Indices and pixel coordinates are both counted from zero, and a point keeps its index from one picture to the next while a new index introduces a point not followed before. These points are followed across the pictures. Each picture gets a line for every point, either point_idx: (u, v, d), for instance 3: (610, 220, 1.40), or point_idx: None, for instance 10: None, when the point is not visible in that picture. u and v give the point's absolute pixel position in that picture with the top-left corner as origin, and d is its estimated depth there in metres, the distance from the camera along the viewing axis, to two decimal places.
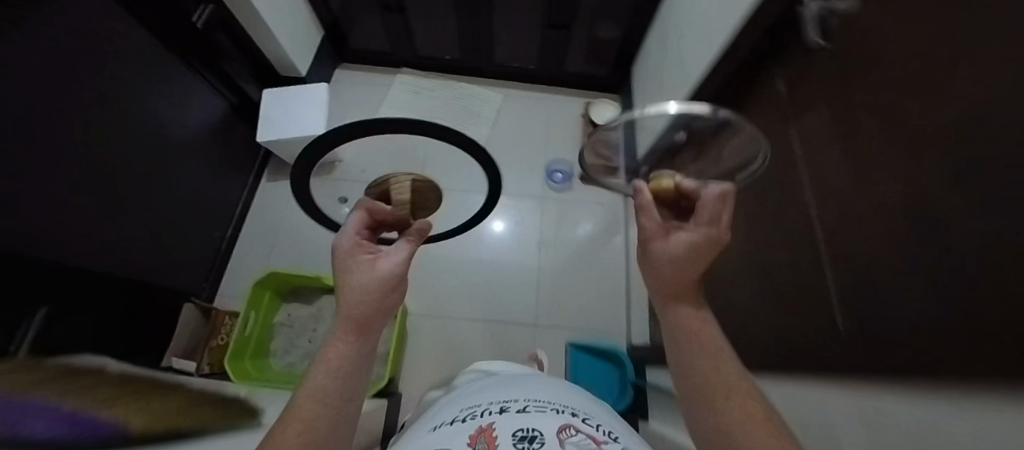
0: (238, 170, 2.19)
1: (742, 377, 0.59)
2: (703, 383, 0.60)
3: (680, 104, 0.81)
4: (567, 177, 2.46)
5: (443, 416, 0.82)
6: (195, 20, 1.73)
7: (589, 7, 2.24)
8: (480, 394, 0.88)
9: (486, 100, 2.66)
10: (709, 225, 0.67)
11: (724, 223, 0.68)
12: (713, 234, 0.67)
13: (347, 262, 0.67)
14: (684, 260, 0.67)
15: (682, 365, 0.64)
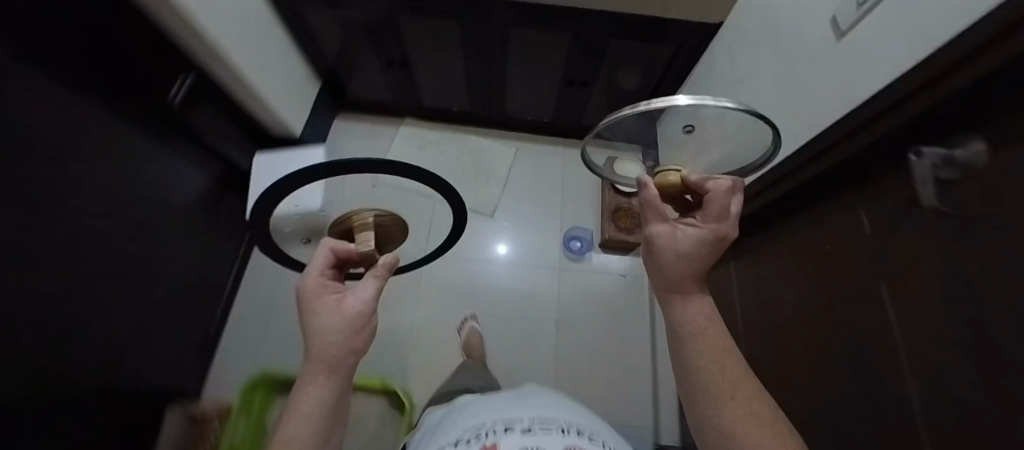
0: (227, 240, 2.26)
1: (748, 381, 0.76)
2: (712, 388, 0.75)
3: (691, 98, 0.75)
4: (583, 247, 2.52)
5: (447, 435, 0.90)
6: (171, 96, 1.68)
7: (612, 54, 2.26)
8: (483, 411, 0.95)
9: (499, 157, 2.87)
10: (714, 217, 0.78)
11: (733, 216, 0.79)
12: (721, 226, 0.78)
13: (313, 303, 0.74)
14: (693, 252, 0.79)
15: (690, 364, 0.79)
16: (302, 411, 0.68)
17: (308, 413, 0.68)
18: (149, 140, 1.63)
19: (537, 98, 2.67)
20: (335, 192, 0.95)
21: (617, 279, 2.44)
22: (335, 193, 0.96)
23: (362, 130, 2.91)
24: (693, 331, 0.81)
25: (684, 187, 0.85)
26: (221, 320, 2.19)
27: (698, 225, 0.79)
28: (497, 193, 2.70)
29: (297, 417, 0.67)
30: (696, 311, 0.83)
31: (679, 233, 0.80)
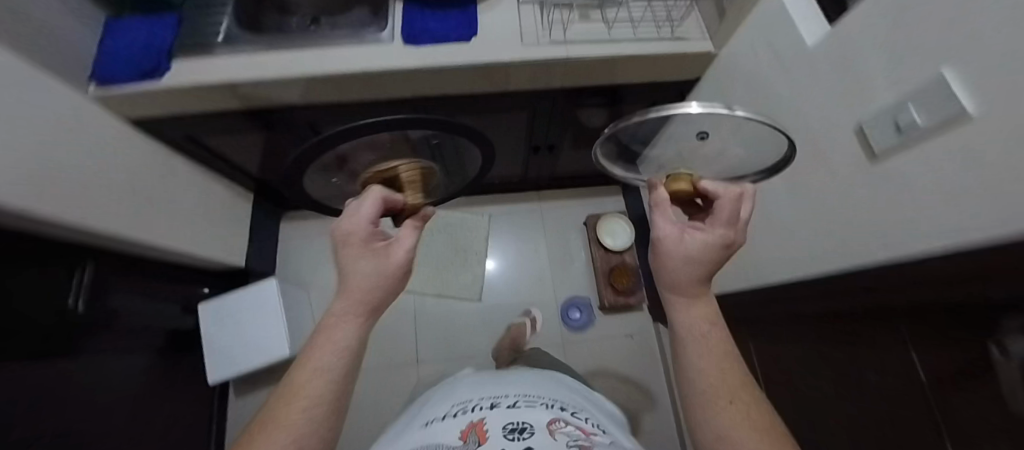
0: (200, 400, 2.30)
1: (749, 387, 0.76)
2: (707, 388, 0.75)
3: (703, 106, 0.78)
4: (584, 315, 2.56)
5: (440, 405, 0.93)
6: (72, 303, 1.57)
7: (590, 101, 1.99)
8: (476, 386, 0.98)
9: (474, 228, 2.77)
10: (724, 224, 0.79)
11: (741, 223, 0.80)
12: (730, 232, 0.79)
13: (365, 248, 0.82)
14: (702, 259, 0.78)
15: (689, 357, 0.79)
16: (325, 348, 0.77)
17: (335, 346, 0.78)
18: (69, 369, 1.55)
19: (502, 167, 2.56)
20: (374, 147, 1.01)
21: (623, 338, 2.51)
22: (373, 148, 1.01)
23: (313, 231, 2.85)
24: (695, 329, 0.81)
25: (696, 193, 0.90)
26: (218, 416, 2.37)
27: (707, 231, 0.80)
28: (480, 273, 2.68)
29: (319, 354, 0.77)
30: (699, 313, 0.82)
31: (689, 238, 0.79)
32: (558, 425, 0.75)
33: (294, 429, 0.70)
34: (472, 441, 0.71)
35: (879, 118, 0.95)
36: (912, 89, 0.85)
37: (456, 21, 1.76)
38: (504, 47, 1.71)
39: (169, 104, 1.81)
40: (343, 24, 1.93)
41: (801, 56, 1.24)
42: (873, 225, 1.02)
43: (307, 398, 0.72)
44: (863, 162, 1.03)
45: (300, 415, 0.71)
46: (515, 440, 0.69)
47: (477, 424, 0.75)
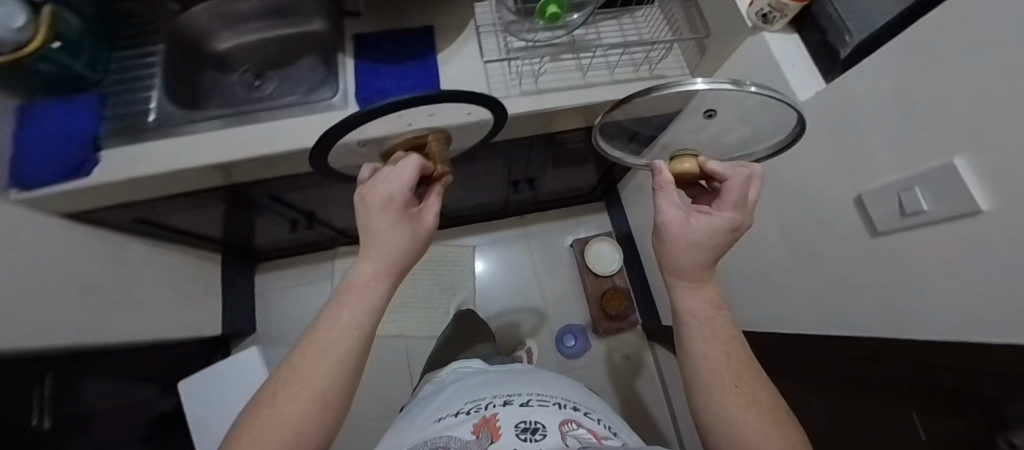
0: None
1: (750, 369, 0.72)
2: (710, 371, 0.71)
3: (708, 82, 0.70)
4: (579, 344, 2.37)
5: (451, 402, 0.90)
6: (38, 421, 1.19)
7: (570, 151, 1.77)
8: (487, 385, 0.95)
9: (453, 263, 2.51)
10: (726, 209, 0.73)
11: (748, 204, 0.74)
12: (739, 215, 0.73)
13: (405, 215, 0.68)
14: (703, 244, 0.72)
15: (694, 343, 0.75)
16: (351, 302, 0.65)
17: (361, 305, 0.65)
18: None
19: (475, 201, 2.22)
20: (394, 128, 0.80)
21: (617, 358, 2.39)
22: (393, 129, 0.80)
23: (277, 283, 2.49)
24: (700, 311, 0.76)
25: (701, 175, 0.81)
26: None
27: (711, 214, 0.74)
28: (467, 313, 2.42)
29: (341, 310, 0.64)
30: (704, 295, 0.77)
31: (690, 221, 0.73)
32: (568, 428, 0.71)
33: (310, 401, 0.57)
34: (485, 434, 0.70)
35: (884, 193, 0.79)
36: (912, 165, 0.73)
37: (420, 76, 1.33)
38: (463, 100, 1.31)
39: (91, 199, 1.33)
40: (273, 94, 1.53)
41: None
42: (876, 285, 0.89)
43: (330, 364, 0.60)
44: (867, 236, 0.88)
45: (318, 386, 0.58)
46: (526, 438, 0.67)
47: (488, 419, 0.74)
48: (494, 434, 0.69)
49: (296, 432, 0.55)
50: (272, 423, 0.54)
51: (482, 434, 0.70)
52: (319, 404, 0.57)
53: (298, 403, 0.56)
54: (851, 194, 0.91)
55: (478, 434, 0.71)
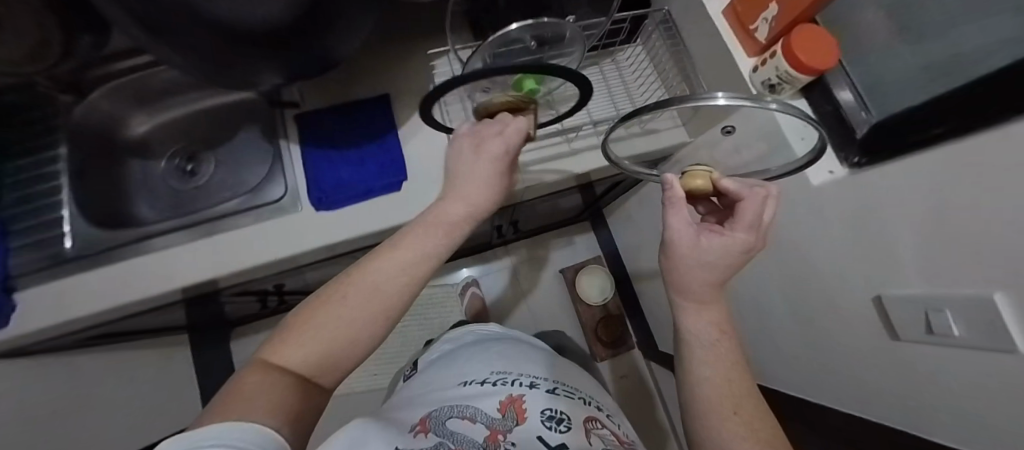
0: None
1: None
2: None
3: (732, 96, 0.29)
4: None
5: (470, 367, 0.59)
6: None
7: (574, 188, 0.71)
8: (521, 363, 0.60)
9: None
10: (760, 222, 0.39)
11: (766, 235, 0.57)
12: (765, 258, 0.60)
13: (478, 157, 0.40)
14: (718, 266, 0.40)
15: None
16: (478, 169, 0.40)
17: (490, 190, 0.41)
18: None
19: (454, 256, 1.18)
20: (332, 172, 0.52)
21: None
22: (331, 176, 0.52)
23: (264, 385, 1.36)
24: (702, 335, 0.42)
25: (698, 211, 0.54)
26: None
27: (726, 232, 0.40)
28: None
29: (469, 180, 0.40)
30: (709, 308, 0.43)
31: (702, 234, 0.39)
32: (594, 424, 0.49)
33: (374, 308, 0.33)
34: (511, 422, 0.45)
35: (936, 343, 0.38)
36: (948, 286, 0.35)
37: (393, 160, 0.53)
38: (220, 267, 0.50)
39: (35, 341, 0.52)
40: (165, 180, 0.61)
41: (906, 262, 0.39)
42: (848, 386, 0.55)
43: (410, 259, 0.36)
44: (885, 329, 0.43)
45: (393, 294, 0.34)
46: (554, 431, 0.44)
47: (518, 400, 0.48)
48: (523, 422, 0.45)
49: (344, 348, 0.32)
50: (334, 317, 0.32)
51: (509, 416, 0.45)
52: (373, 322, 0.33)
53: (367, 311, 0.33)
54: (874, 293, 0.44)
55: (502, 414, 0.46)
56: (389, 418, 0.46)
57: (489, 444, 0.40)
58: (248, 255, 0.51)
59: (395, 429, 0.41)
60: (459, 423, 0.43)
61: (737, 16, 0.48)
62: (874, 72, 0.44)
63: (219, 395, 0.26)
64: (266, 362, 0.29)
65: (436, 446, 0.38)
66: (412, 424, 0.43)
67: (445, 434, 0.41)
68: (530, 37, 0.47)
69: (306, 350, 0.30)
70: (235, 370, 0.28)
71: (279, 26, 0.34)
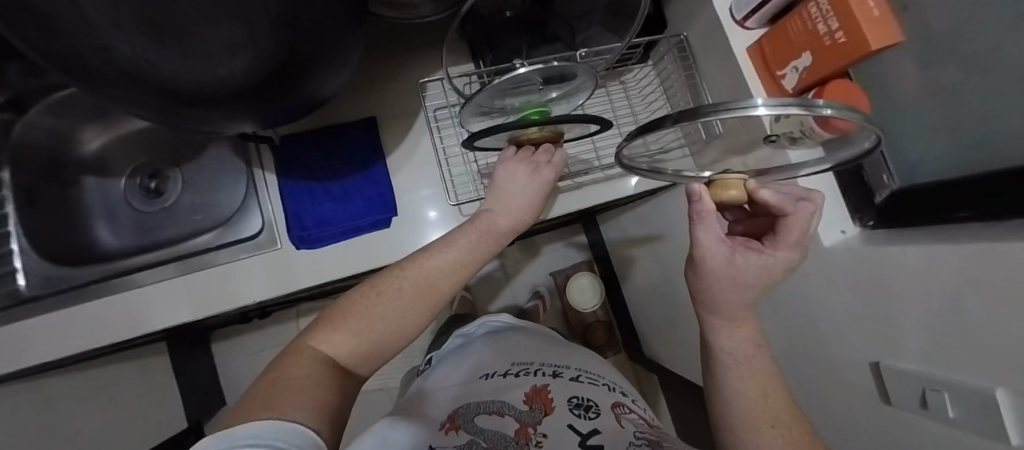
0: None
1: None
2: None
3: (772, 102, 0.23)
4: None
5: (487, 359, 0.54)
6: None
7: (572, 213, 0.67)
8: (541, 352, 0.55)
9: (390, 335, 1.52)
10: (800, 239, 0.37)
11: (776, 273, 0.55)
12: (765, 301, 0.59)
13: (519, 170, 0.46)
14: (751, 285, 0.38)
15: None
16: (513, 186, 0.46)
17: (520, 208, 0.46)
18: None
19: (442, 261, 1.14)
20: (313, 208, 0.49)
21: None
22: (313, 211, 0.49)
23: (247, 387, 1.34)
24: (734, 347, 0.41)
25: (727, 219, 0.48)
26: None
27: (765, 251, 0.38)
28: None
29: (502, 196, 0.46)
30: (738, 324, 0.41)
31: (734, 252, 0.37)
32: (621, 410, 0.43)
33: (406, 305, 0.39)
34: (540, 414, 0.40)
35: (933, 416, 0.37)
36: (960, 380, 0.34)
37: (376, 193, 0.51)
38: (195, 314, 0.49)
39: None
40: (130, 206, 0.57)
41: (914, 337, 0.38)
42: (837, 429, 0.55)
43: (443, 267, 0.42)
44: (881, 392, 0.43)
45: (426, 294, 0.40)
46: (583, 419, 0.39)
47: (545, 391, 0.44)
48: (552, 413, 0.40)
49: (375, 339, 0.37)
50: (371, 312, 0.38)
51: (537, 408, 0.41)
52: (405, 320, 0.39)
53: (400, 309, 0.39)
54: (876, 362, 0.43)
55: (529, 407, 0.41)
56: (413, 413, 0.43)
57: (522, 441, 0.36)
58: (225, 297, 0.49)
59: (422, 429, 0.39)
60: (487, 420, 0.39)
61: (764, 59, 0.44)
62: (900, 135, 0.42)
63: (264, 377, 0.32)
64: (308, 347, 0.35)
65: (466, 444, 0.35)
66: (439, 421, 0.40)
67: (476, 432, 0.37)
68: (539, 78, 0.42)
69: (346, 340, 0.36)
70: (278, 355, 0.34)
71: (245, 84, 0.29)
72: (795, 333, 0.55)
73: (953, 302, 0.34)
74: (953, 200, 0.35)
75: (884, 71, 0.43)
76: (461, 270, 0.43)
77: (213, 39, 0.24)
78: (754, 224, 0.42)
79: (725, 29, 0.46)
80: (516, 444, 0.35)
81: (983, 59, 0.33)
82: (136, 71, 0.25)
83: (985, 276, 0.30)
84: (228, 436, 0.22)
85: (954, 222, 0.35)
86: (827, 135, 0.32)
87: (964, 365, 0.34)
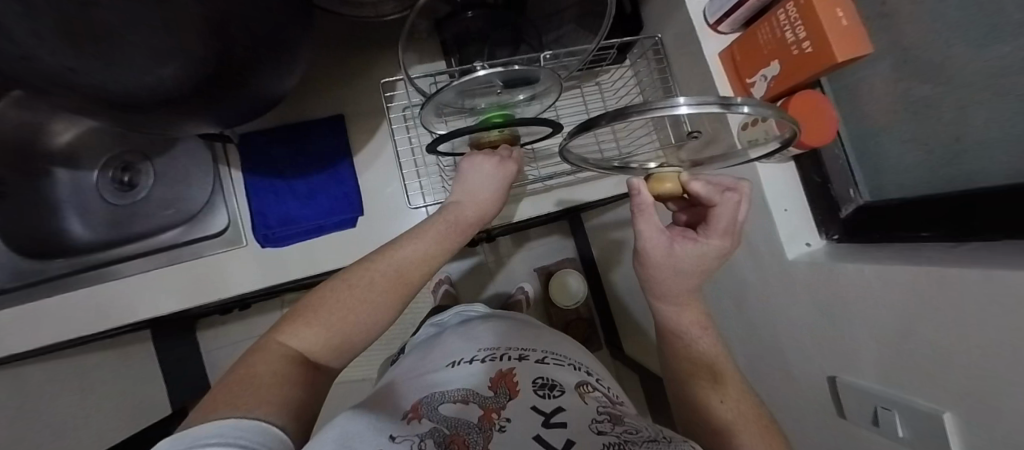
0: None
1: None
2: None
3: (692, 100, 0.23)
4: None
5: (455, 345, 0.43)
6: None
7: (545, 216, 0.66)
8: (516, 335, 0.45)
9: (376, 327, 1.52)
10: (735, 224, 0.36)
11: (746, 288, 0.54)
12: (735, 308, 0.58)
13: (482, 161, 0.43)
14: (691, 273, 0.38)
15: None
16: (476, 182, 0.43)
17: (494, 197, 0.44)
18: None
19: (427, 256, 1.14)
20: (278, 204, 0.51)
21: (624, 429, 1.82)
22: (278, 206, 0.51)
23: None
24: (684, 329, 0.42)
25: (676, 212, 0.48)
26: None
27: (699, 238, 0.37)
28: None
29: (466, 189, 0.43)
30: (683, 307, 0.42)
31: (673, 242, 0.37)
32: (586, 389, 0.35)
33: (376, 299, 0.36)
34: (504, 397, 0.31)
35: (881, 432, 0.37)
36: (912, 401, 0.34)
37: (336, 190, 0.52)
38: (168, 304, 0.51)
39: None
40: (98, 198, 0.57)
41: (875, 356, 0.37)
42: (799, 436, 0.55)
43: (415, 258, 0.39)
44: (837, 404, 0.43)
45: (399, 287, 0.37)
46: (548, 399, 0.31)
47: (510, 374, 0.35)
48: (517, 395, 0.32)
49: (348, 335, 0.34)
50: (343, 306, 0.34)
51: (502, 392, 0.32)
52: (377, 314, 0.35)
53: (372, 304, 0.35)
54: (831, 375, 0.43)
55: (492, 391, 0.32)
56: (372, 403, 0.33)
57: (485, 426, 0.28)
58: (198, 291, 0.51)
59: (381, 415, 0.29)
60: (453, 407, 0.30)
61: (734, 65, 0.43)
62: (872, 147, 0.41)
63: (225, 377, 0.28)
64: (276, 343, 0.31)
65: (428, 433, 0.26)
66: (401, 410, 0.31)
67: (440, 420, 0.28)
68: (500, 80, 0.41)
69: (316, 336, 0.33)
70: (243, 355, 0.31)
71: (180, 88, 0.29)
72: (761, 343, 0.55)
73: (907, 321, 0.33)
74: (913, 217, 0.34)
75: (859, 81, 0.41)
76: (432, 261, 0.40)
77: (137, 45, 0.24)
78: (693, 214, 0.41)
79: (698, 33, 0.45)
80: (481, 430, 0.27)
81: (954, 73, 0.32)
82: (68, 78, 0.25)
83: (939, 297, 0.30)
84: (195, 434, 0.20)
85: (914, 241, 0.35)
86: (776, 135, 0.33)
87: (916, 385, 0.34)
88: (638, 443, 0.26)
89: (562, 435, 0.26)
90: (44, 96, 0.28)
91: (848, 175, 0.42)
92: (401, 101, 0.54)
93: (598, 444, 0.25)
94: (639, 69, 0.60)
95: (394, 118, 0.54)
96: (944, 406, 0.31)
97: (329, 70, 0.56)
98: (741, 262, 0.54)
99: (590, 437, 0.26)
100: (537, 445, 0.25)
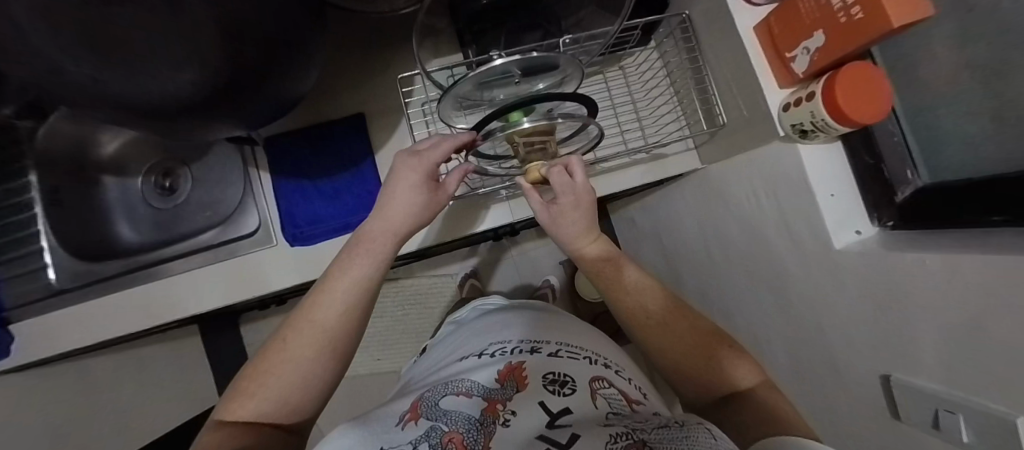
0: None
1: None
2: None
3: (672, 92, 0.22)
4: None
5: (469, 343, 0.44)
6: None
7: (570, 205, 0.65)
8: (536, 328, 0.43)
9: None
10: (575, 187, 0.40)
11: (787, 278, 0.51)
12: (776, 297, 0.54)
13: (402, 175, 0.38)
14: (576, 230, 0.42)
15: None
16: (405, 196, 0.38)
17: (415, 206, 0.38)
18: None
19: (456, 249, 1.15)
20: (310, 204, 0.53)
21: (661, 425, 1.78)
22: (310, 208, 0.53)
23: None
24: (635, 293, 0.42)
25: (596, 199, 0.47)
26: None
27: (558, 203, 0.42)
28: None
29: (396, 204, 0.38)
30: (589, 241, 0.43)
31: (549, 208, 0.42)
32: (600, 384, 0.33)
33: (310, 354, 0.33)
34: (512, 390, 0.31)
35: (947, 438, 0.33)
36: (982, 405, 0.30)
37: (361, 191, 0.53)
38: (204, 303, 0.54)
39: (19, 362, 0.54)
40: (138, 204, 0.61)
41: (945, 351, 0.33)
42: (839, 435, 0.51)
43: (336, 300, 0.35)
44: (892, 404, 0.39)
45: (318, 337, 0.33)
46: (556, 395, 0.30)
47: (520, 366, 0.34)
48: (525, 389, 0.31)
49: (293, 397, 0.32)
50: (270, 370, 0.32)
51: (510, 384, 0.32)
52: (312, 366, 0.33)
53: (302, 360, 0.32)
54: (887, 372, 0.40)
55: (500, 384, 0.32)
56: (373, 411, 0.33)
57: (488, 421, 0.27)
58: (235, 290, 0.54)
59: (377, 425, 0.29)
60: (455, 401, 0.30)
61: (772, 39, 0.41)
62: (932, 124, 0.37)
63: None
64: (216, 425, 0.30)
65: (424, 436, 0.26)
66: (399, 414, 0.31)
67: (439, 417, 0.28)
68: (517, 70, 0.41)
69: (253, 409, 0.31)
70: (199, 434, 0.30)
71: (196, 98, 0.30)
72: (803, 339, 0.51)
73: (969, 314, 0.30)
74: (978, 201, 0.31)
75: (919, 49, 0.37)
76: (361, 292, 0.36)
77: (147, 56, 0.24)
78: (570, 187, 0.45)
79: (731, 6, 0.43)
80: (482, 426, 0.26)
81: (1012, 34, 0.28)
82: (98, 95, 0.26)
83: (1000, 287, 0.27)
84: None
85: (981, 226, 0.31)
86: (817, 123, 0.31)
87: (981, 385, 0.30)
88: (648, 432, 0.24)
89: (568, 431, 0.24)
90: (77, 110, 0.30)
91: (904, 154, 0.38)
92: (419, 97, 0.55)
93: (606, 436, 0.23)
94: (666, 52, 0.58)
95: (413, 114, 0.54)
96: (1016, 410, 0.27)
97: (352, 70, 0.57)
98: (780, 254, 0.51)
99: (598, 431, 0.24)
100: (541, 441, 0.24)
